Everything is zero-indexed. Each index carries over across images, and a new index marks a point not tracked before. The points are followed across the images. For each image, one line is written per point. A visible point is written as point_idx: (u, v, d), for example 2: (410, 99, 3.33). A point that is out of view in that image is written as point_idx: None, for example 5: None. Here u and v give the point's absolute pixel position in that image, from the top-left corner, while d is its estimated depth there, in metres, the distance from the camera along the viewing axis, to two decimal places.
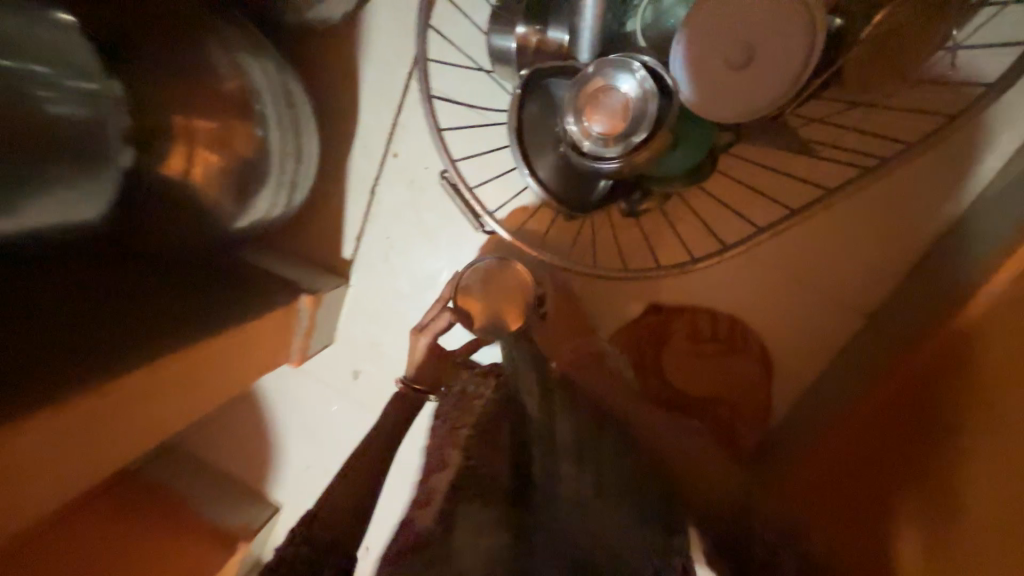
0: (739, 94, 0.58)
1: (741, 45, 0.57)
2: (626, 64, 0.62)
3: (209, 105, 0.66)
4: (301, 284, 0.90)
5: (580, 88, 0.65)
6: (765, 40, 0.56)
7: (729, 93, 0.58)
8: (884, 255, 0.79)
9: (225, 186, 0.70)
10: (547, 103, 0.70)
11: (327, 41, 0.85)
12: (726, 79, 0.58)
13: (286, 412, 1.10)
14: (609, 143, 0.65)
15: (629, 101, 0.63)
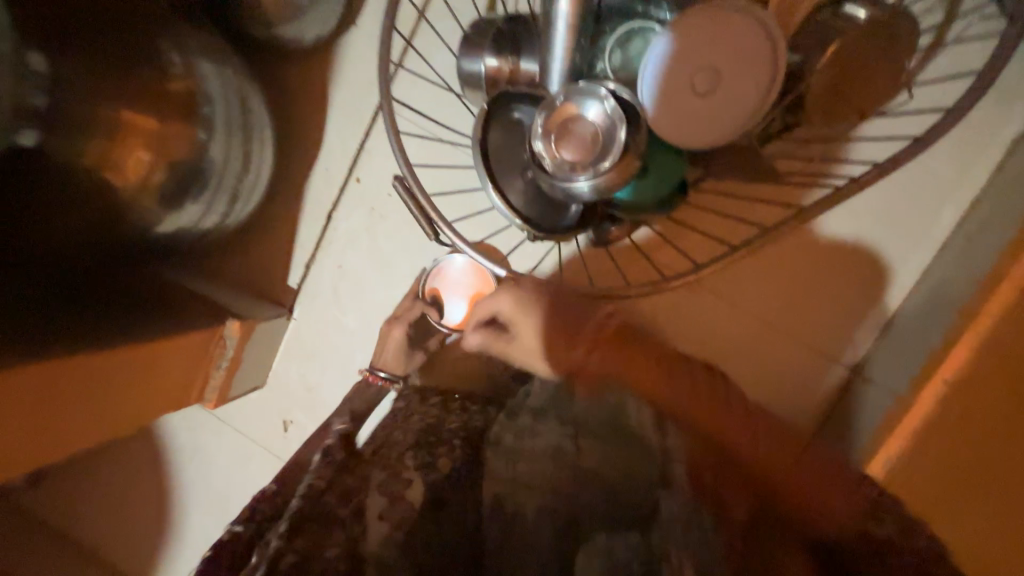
0: (710, 119, 0.58)
1: (704, 71, 0.57)
2: (594, 90, 0.60)
3: (149, 100, 0.61)
4: (230, 309, 0.80)
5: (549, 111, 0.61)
6: (731, 65, 0.57)
7: (703, 116, 0.58)
8: (863, 299, 0.76)
9: (156, 191, 0.64)
10: (516, 125, 0.67)
11: (300, 63, 0.84)
12: (698, 104, 0.58)
13: (195, 472, 0.96)
14: (577, 168, 0.61)
15: (597, 126, 0.60)
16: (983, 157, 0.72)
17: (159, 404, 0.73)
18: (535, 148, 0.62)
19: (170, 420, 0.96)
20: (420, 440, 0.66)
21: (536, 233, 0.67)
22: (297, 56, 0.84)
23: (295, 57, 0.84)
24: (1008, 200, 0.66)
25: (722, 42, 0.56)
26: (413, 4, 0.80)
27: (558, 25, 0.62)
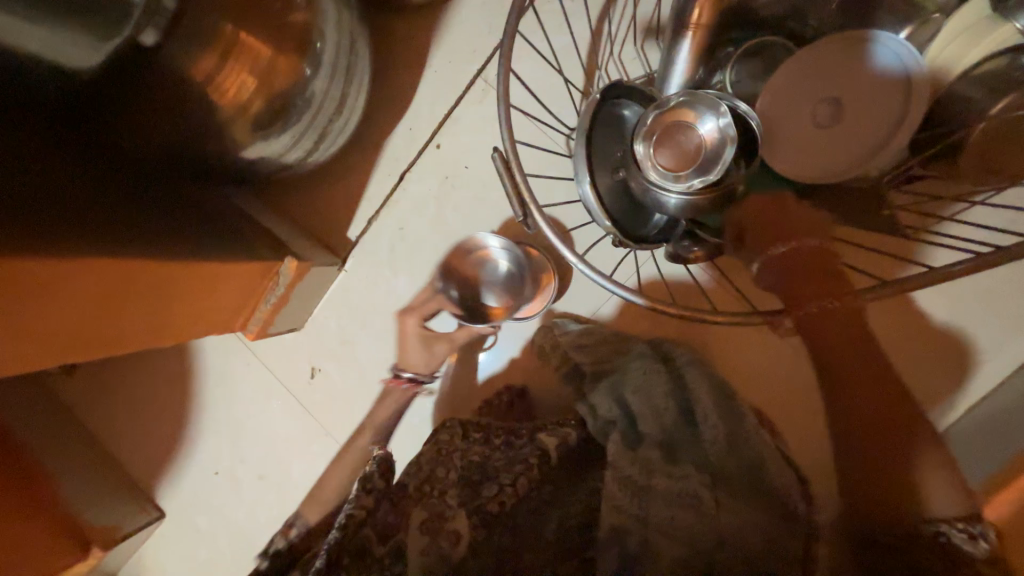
0: (838, 151, 0.54)
1: (832, 100, 0.54)
2: (713, 104, 0.56)
3: (268, 28, 0.61)
4: (288, 247, 0.80)
5: (660, 115, 0.58)
6: (865, 95, 0.53)
7: (831, 149, 0.54)
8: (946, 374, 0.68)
9: (250, 119, 0.65)
10: (615, 123, 0.63)
11: (406, 22, 0.83)
12: (824, 135, 0.54)
13: (215, 396, 0.98)
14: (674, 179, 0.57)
15: (703, 139, 0.57)
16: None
17: (208, 322, 0.73)
18: (634, 149, 0.58)
19: (204, 341, 0.98)
20: (466, 477, 0.63)
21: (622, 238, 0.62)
22: (405, 14, 0.83)
23: (403, 15, 0.83)
24: None
25: (857, 73, 0.53)
26: None
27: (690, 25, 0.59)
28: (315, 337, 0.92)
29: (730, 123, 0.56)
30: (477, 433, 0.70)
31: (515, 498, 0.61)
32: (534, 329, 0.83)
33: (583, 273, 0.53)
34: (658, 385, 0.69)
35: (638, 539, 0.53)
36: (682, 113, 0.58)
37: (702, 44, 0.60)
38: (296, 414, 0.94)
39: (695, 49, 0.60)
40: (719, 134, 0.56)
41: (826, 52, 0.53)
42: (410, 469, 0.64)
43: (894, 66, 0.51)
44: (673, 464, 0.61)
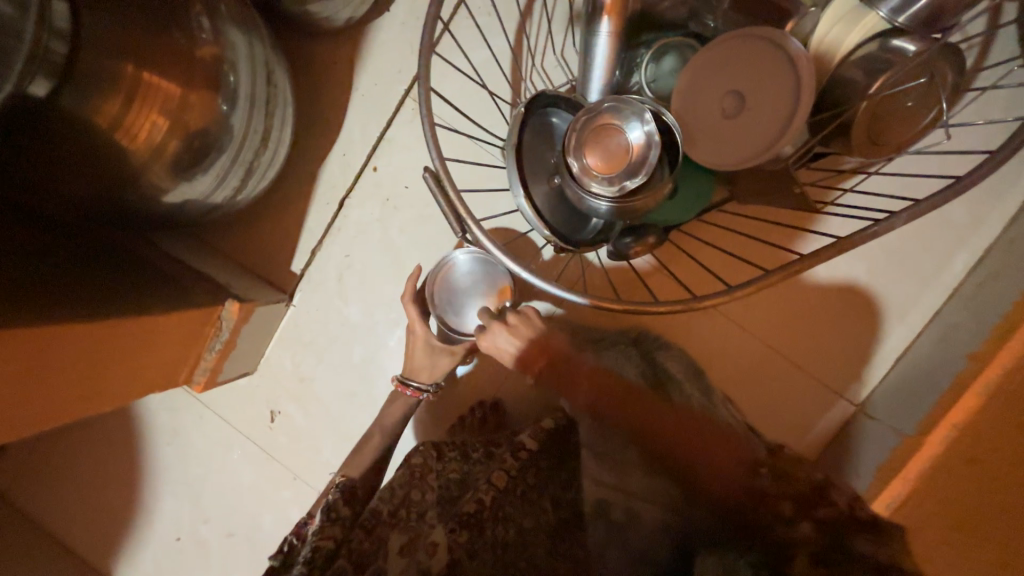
0: (745, 139, 0.57)
1: (733, 95, 0.57)
2: (636, 111, 0.59)
3: (175, 66, 0.58)
4: (230, 290, 0.77)
5: (586, 126, 0.60)
6: (761, 86, 0.56)
7: (738, 138, 0.57)
8: (859, 334, 0.74)
9: (167, 161, 0.61)
10: (545, 136, 0.65)
11: (327, 48, 0.82)
12: (731, 127, 0.58)
13: (168, 456, 0.91)
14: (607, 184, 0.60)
15: (631, 148, 0.59)
16: (1009, 198, 0.69)
17: (148, 379, 0.68)
18: (570, 163, 0.61)
19: (149, 400, 0.91)
20: (443, 495, 0.63)
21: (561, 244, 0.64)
22: (324, 40, 0.82)
23: (323, 42, 0.82)
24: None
25: (753, 68, 0.56)
26: None
27: (601, 34, 0.62)
28: (272, 378, 0.88)
29: (652, 126, 0.59)
30: (452, 450, 0.69)
31: (496, 495, 0.59)
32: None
33: (534, 283, 0.56)
34: (630, 363, 0.71)
35: (622, 507, 0.55)
36: (608, 120, 0.60)
37: (614, 49, 0.63)
38: (261, 462, 0.89)
39: (609, 54, 0.63)
40: (643, 137, 0.59)
41: (722, 51, 0.57)
42: (382, 494, 0.62)
43: (784, 57, 0.55)
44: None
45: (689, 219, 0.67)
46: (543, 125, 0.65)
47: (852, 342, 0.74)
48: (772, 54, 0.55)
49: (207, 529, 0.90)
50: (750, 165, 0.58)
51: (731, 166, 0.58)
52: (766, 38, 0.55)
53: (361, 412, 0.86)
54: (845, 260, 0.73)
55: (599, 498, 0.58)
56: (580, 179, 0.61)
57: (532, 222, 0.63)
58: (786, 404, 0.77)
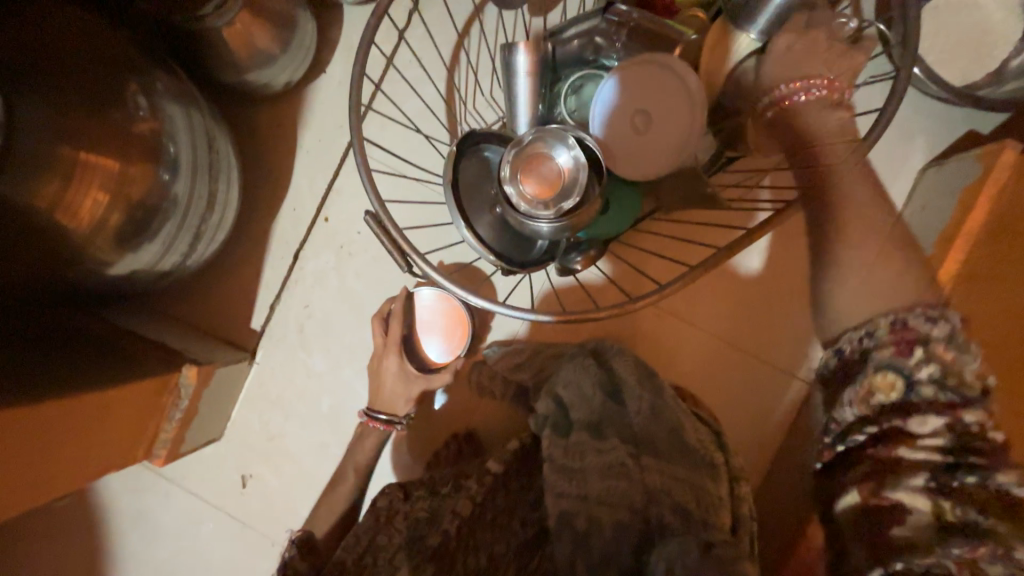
0: (659, 150, 0.63)
1: (642, 114, 0.63)
2: (563, 139, 0.63)
3: (115, 144, 0.60)
4: (186, 354, 0.76)
5: (518, 155, 0.64)
6: (665, 103, 0.63)
7: (654, 150, 0.63)
8: (796, 314, 0.79)
9: (111, 233, 0.62)
10: (481, 169, 0.69)
11: (269, 111, 0.86)
12: (646, 141, 0.63)
13: (131, 541, 0.86)
14: (542, 206, 0.63)
15: (563, 171, 0.63)
16: (902, 177, 0.77)
17: (104, 459, 0.66)
18: (507, 191, 0.64)
19: (106, 483, 0.87)
20: (413, 534, 0.61)
21: (509, 268, 0.68)
22: (266, 105, 0.86)
23: (264, 107, 0.86)
24: (929, 213, 0.70)
25: (654, 89, 0.63)
26: (384, 51, 0.82)
27: (519, 74, 0.68)
28: (238, 440, 0.86)
29: (579, 150, 0.63)
30: (421, 489, 0.68)
31: (462, 524, 0.60)
32: (471, 366, 0.82)
33: (481, 307, 0.59)
34: (587, 374, 0.67)
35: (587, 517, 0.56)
36: (537, 149, 0.64)
37: (533, 86, 0.69)
38: (234, 532, 0.85)
39: (529, 90, 0.69)
40: (572, 161, 0.63)
41: (629, 76, 0.63)
42: (346, 543, 0.62)
43: (680, 77, 0.62)
44: (601, 438, 0.61)
45: (623, 229, 0.71)
46: (477, 158, 0.69)
47: (794, 325, 0.79)
48: (670, 75, 0.62)
49: None
50: (666, 173, 0.64)
51: (652, 176, 0.64)
52: (662, 63, 0.63)
53: (333, 461, 0.84)
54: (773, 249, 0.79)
55: (562, 511, 0.57)
56: (518, 203, 0.64)
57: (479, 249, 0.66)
58: (744, 393, 0.80)
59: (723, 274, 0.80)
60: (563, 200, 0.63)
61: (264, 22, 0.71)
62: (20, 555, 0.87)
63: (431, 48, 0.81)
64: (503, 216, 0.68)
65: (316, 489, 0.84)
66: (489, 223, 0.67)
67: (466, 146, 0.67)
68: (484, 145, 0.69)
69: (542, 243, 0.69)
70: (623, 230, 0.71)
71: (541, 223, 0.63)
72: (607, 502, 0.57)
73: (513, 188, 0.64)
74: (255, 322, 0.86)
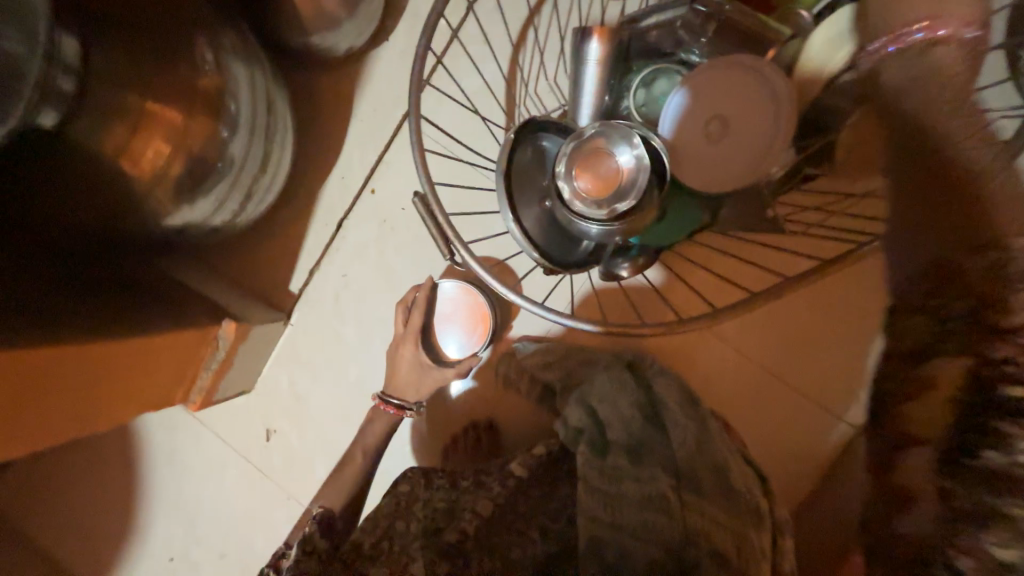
0: (733, 160, 0.58)
1: (718, 119, 0.58)
2: (626, 136, 0.59)
3: (180, 98, 0.61)
4: (228, 310, 0.78)
5: (576, 150, 0.60)
6: (745, 109, 0.57)
7: (726, 159, 0.58)
8: (851, 353, 0.73)
9: (170, 185, 0.63)
10: (535, 159, 0.66)
11: (329, 76, 0.85)
12: (718, 149, 0.58)
13: (164, 475, 0.92)
14: (596, 207, 0.60)
15: (623, 171, 0.59)
16: None
17: (146, 399, 0.69)
18: (560, 187, 0.61)
19: (146, 418, 0.92)
20: (427, 527, 0.61)
21: (550, 267, 0.65)
22: (325, 69, 0.85)
23: (324, 71, 0.85)
24: None
25: (736, 94, 0.58)
26: (450, 22, 0.79)
27: (589, 61, 0.63)
28: (268, 396, 0.89)
29: (642, 150, 0.59)
30: (442, 479, 0.67)
31: (480, 525, 0.61)
32: (499, 357, 0.81)
33: (520, 306, 0.57)
34: (623, 392, 0.67)
35: (616, 547, 0.54)
36: (598, 145, 0.60)
37: (602, 75, 0.64)
38: (256, 482, 0.89)
39: (597, 80, 0.64)
40: (634, 160, 0.59)
41: (709, 75, 0.58)
42: (364, 525, 0.61)
43: (768, 80, 0.56)
44: (638, 466, 0.61)
45: (677, 239, 0.67)
46: (533, 147, 0.65)
47: (849, 365, 0.73)
48: (756, 78, 0.57)
49: (199, 549, 0.90)
50: (736, 186, 0.59)
51: (720, 187, 0.59)
52: (748, 63, 0.57)
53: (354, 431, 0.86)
54: (840, 280, 0.72)
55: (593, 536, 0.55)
56: (570, 200, 0.61)
57: (524, 243, 0.63)
58: (783, 430, 0.75)
59: (778, 301, 0.74)
60: (618, 202, 0.59)
61: None
62: (68, 472, 0.94)
63: (499, 23, 0.78)
64: (551, 212, 0.65)
65: (336, 454, 0.86)
66: (536, 218, 0.65)
67: (522, 134, 0.64)
68: (540, 134, 0.66)
69: (589, 245, 0.66)
70: (676, 240, 0.67)
71: (592, 225, 0.60)
72: (638, 536, 0.54)
73: (566, 184, 0.61)
74: (293, 286, 0.88)
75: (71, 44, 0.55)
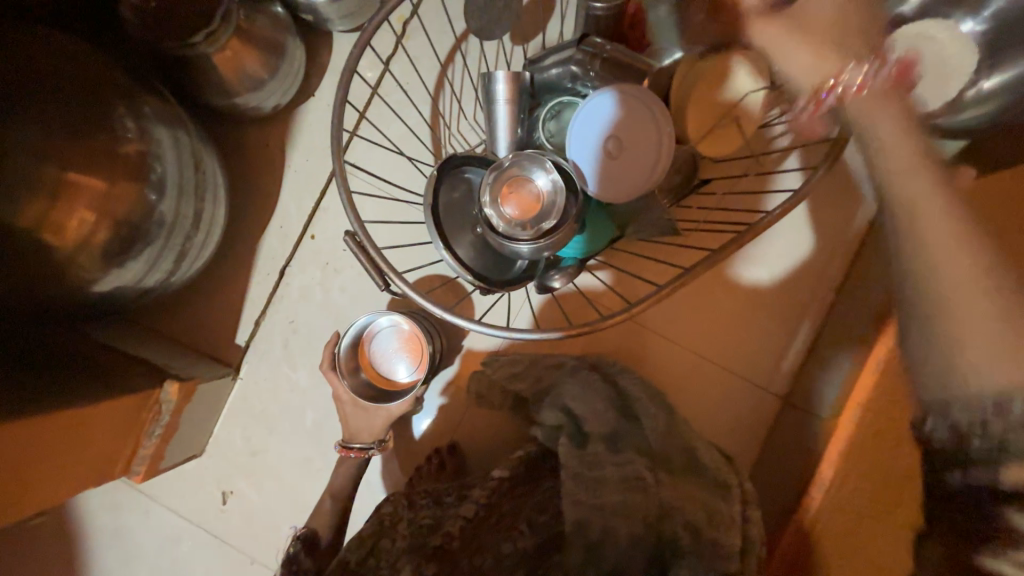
0: (629, 174, 0.67)
1: (614, 139, 0.66)
2: (539, 163, 0.65)
3: (98, 163, 0.61)
4: (169, 370, 0.76)
5: (495, 180, 0.66)
6: (632, 130, 0.66)
7: (624, 174, 0.67)
8: (767, 331, 0.81)
9: (96, 250, 0.63)
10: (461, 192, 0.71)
11: (256, 132, 0.88)
12: (617, 166, 0.67)
13: (109, 560, 0.85)
14: (519, 229, 0.66)
15: (541, 194, 0.65)
16: None
17: (81, 474, 0.66)
18: (486, 214, 0.66)
19: (85, 502, 0.86)
20: (415, 540, 0.60)
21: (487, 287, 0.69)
22: (252, 127, 0.88)
23: (251, 128, 0.88)
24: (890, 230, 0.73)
25: (623, 117, 0.66)
26: (370, 76, 0.85)
27: (497, 101, 0.70)
28: (220, 457, 0.86)
29: (554, 173, 0.65)
30: (424, 498, 0.69)
31: (464, 525, 0.62)
32: (459, 380, 0.84)
33: (461, 326, 0.59)
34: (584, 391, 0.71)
35: (601, 527, 0.56)
36: (514, 174, 0.66)
37: (512, 113, 0.71)
38: (214, 551, 0.84)
39: (508, 117, 0.71)
40: (548, 184, 0.65)
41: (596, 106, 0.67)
42: (350, 545, 0.60)
43: (643, 105, 0.66)
44: (616, 451, 0.64)
45: (600, 249, 0.73)
46: (457, 182, 0.70)
47: (767, 339, 0.81)
48: (633, 104, 0.66)
49: None
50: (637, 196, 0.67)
51: (625, 198, 0.67)
52: (625, 92, 0.66)
53: (316, 478, 0.84)
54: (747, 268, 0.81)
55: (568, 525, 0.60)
56: (496, 225, 0.66)
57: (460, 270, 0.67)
58: (727, 410, 0.82)
59: (697, 293, 0.82)
60: (539, 222, 0.65)
61: (252, 49, 0.73)
62: None
63: (415, 74, 0.84)
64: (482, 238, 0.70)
65: (299, 504, 0.84)
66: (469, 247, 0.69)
67: (444, 173, 0.69)
68: (460, 171, 0.71)
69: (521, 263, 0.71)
70: (599, 250, 0.73)
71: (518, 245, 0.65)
72: (621, 514, 0.58)
73: (491, 212, 0.66)
74: (238, 339, 0.87)
75: None
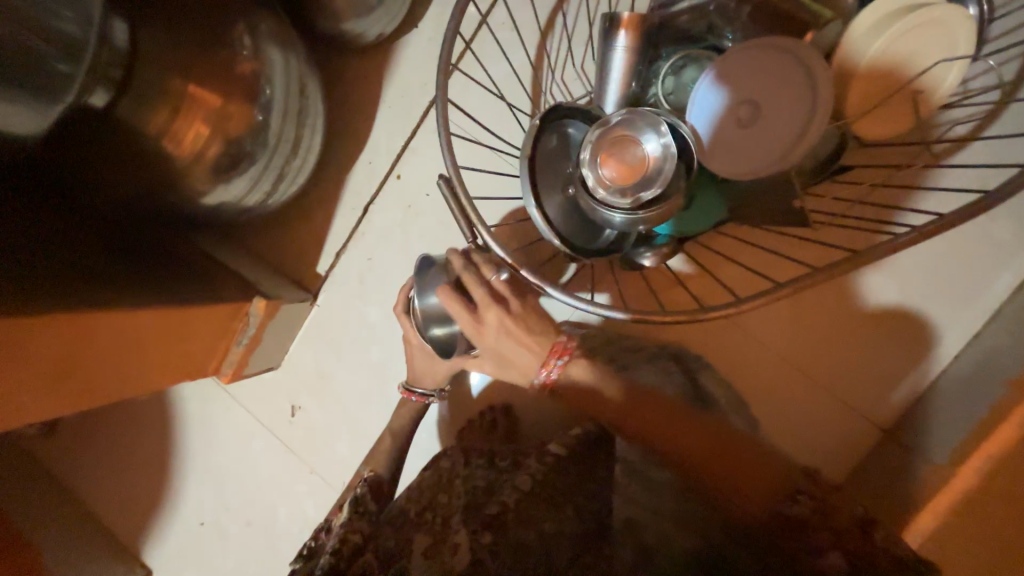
0: (760, 147, 0.57)
1: (749, 105, 0.57)
2: (654, 124, 0.58)
3: (216, 79, 0.63)
4: (260, 288, 0.81)
5: (600, 138, 0.59)
6: (772, 96, 0.56)
7: (754, 147, 0.57)
8: (882, 352, 0.70)
9: (208, 165, 0.66)
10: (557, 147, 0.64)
11: (357, 61, 0.87)
12: (746, 137, 0.57)
13: (196, 443, 0.97)
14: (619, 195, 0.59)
15: (650, 159, 0.58)
16: None
17: (181, 368, 0.73)
18: (584, 174, 0.60)
19: (181, 390, 0.97)
20: (470, 502, 0.61)
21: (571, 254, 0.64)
22: (354, 55, 0.87)
23: (352, 57, 0.87)
24: None
25: (764, 80, 0.56)
26: (477, 9, 0.80)
27: (617, 45, 0.62)
28: (293, 373, 0.92)
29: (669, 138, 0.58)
30: (481, 459, 0.69)
31: (520, 497, 0.59)
32: None
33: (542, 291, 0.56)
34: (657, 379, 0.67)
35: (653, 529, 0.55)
36: (622, 134, 0.59)
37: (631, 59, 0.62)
38: (281, 455, 0.93)
39: (625, 64, 0.63)
40: (660, 150, 0.58)
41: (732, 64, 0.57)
42: (411, 494, 0.66)
43: (792, 67, 0.55)
44: None
45: (702, 229, 0.65)
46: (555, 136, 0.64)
47: (879, 360, 0.71)
48: (779, 65, 0.56)
49: (228, 514, 0.95)
50: (764, 174, 0.57)
51: (750, 175, 0.57)
52: (770, 50, 0.56)
53: (375, 409, 0.89)
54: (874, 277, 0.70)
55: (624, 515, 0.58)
56: (594, 188, 0.60)
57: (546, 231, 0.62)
58: (814, 429, 0.73)
59: (803, 296, 0.72)
60: (643, 190, 0.58)
61: None
62: (111, 436, 1.01)
63: (526, 10, 0.77)
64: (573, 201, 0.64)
65: (358, 430, 0.89)
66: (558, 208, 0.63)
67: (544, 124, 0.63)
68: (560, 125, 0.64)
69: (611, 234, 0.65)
70: (700, 230, 0.66)
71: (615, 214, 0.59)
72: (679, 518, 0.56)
73: (590, 173, 0.60)
74: (319, 268, 0.90)
75: (122, 32, 0.58)
